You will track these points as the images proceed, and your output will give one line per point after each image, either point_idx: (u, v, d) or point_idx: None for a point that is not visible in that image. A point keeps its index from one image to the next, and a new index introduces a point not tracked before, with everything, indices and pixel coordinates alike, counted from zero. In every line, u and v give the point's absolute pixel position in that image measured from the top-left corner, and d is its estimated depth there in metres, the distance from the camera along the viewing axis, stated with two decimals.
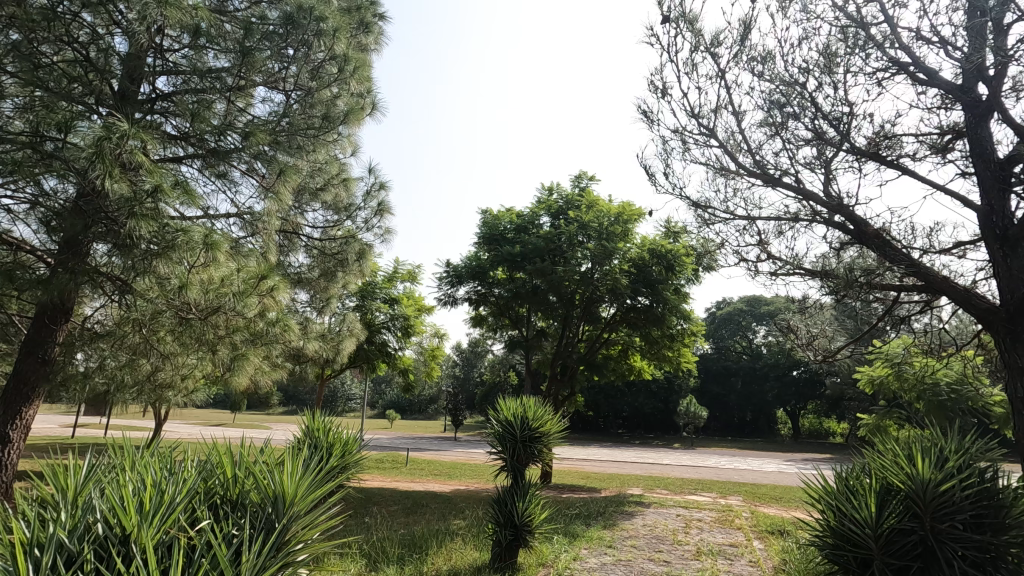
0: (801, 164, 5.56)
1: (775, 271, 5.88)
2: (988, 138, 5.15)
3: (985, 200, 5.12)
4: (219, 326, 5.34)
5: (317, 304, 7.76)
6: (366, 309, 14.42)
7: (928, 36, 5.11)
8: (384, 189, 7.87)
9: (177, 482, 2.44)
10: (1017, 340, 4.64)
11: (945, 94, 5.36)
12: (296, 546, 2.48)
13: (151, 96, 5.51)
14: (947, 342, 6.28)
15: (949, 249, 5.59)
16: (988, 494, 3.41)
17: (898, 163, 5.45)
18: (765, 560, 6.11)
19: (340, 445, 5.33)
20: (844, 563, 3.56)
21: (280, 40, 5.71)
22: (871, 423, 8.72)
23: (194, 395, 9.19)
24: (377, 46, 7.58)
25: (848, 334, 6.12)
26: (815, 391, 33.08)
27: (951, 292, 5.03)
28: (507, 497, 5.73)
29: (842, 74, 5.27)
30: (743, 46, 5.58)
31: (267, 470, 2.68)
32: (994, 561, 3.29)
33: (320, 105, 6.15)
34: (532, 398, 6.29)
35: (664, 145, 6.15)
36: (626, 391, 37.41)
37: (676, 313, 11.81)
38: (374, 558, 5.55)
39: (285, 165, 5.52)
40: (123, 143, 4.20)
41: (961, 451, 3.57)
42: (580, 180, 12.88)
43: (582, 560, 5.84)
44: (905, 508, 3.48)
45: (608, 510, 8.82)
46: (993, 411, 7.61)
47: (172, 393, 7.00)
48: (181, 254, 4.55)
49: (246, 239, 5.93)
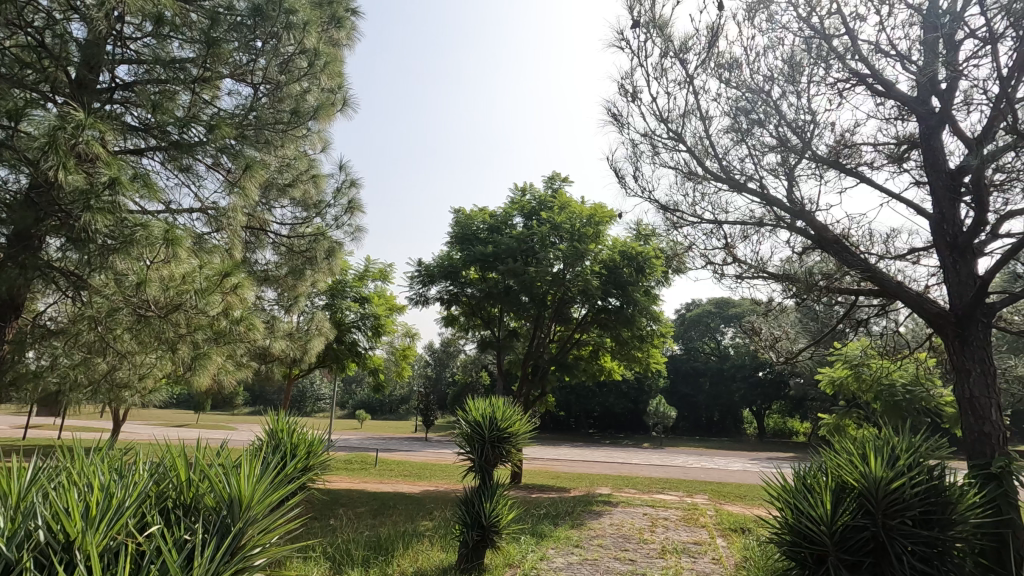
0: (766, 170, 5.70)
1: (740, 275, 6.01)
2: (941, 149, 5.37)
3: (937, 208, 5.33)
4: (180, 325, 5.17)
5: (285, 303, 7.62)
6: (336, 308, 14.18)
7: (886, 49, 5.29)
8: (355, 187, 7.76)
9: (126, 485, 2.37)
10: (964, 342, 4.86)
11: (901, 105, 5.56)
12: (252, 551, 2.41)
13: (110, 86, 5.27)
14: (901, 344, 6.53)
15: (904, 255, 5.81)
16: (935, 491, 3.57)
17: (857, 171, 5.64)
18: (727, 557, 6.24)
19: (304, 446, 5.22)
20: (801, 560, 3.63)
21: (248, 32, 5.55)
22: (830, 424, 8.96)
23: (153, 396, 8.87)
24: (348, 41, 7.44)
25: (810, 336, 6.29)
26: (779, 391, 33.97)
27: (904, 297, 5.22)
28: (474, 497, 5.72)
29: (806, 84, 5.41)
30: (710, 53, 5.68)
31: (222, 473, 2.60)
32: (941, 556, 3.44)
33: (288, 100, 6.08)
34: (501, 398, 6.26)
35: (634, 149, 6.22)
36: (597, 392, 37.77)
37: (645, 314, 11.94)
38: (339, 560, 5.48)
39: (251, 160, 5.36)
40: (79, 134, 4.04)
41: (911, 449, 3.72)
42: (553, 180, 12.92)
43: (548, 560, 5.86)
44: (858, 505, 3.59)
45: (577, 510, 8.86)
46: (945, 410, 7.94)
47: (129, 394, 6.74)
48: (140, 249, 4.36)
49: (211, 235, 5.76)
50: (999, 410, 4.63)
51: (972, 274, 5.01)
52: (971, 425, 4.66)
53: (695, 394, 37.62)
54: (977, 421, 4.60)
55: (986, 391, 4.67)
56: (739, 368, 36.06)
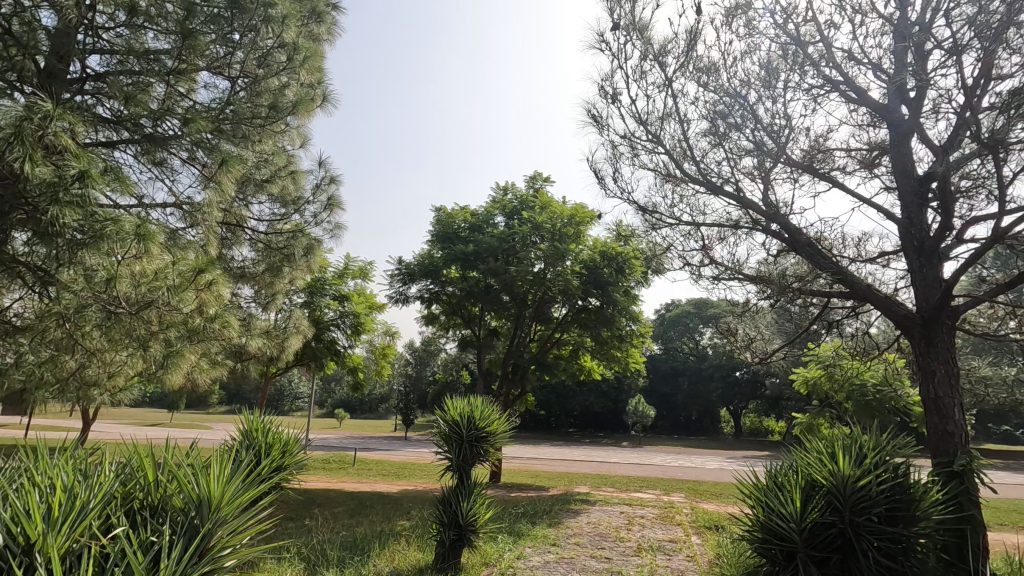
0: (742, 174, 5.79)
1: (716, 276, 6.10)
2: (909, 156, 5.52)
3: (905, 213, 5.47)
4: (152, 321, 5.05)
5: (262, 300, 7.52)
6: (315, 306, 14.04)
7: (859, 57, 5.41)
8: (335, 183, 7.68)
9: (91, 486, 2.33)
10: (930, 344, 5.00)
11: (872, 112, 5.70)
12: (221, 552, 2.36)
13: (81, 76, 5.14)
14: (872, 346, 6.70)
15: (875, 258, 5.97)
16: (900, 489, 3.66)
17: (830, 176, 5.77)
18: (701, 555, 6.32)
19: (279, 445, 5.15)
20: (771, 556, 3.69)
21: (226, 25, 5.42)
22: (804, 423, 9.09)
23: (124, 395, 8.69)
24: (329, 36, 7.32)
25: (785, 337, 6.42)
26: (755, 391, 34.64)
27: (873, 300, 5.34)
28: (451, 497, 5.72)
29: (781, 89, 5.51)
30: (689, 57, 5.75)
31: (192, 473, 2.56)
32: (905, 551, 3.53)
33: (267, 94, 5.99)
34: (480, 397, 6.24)
35: (614, 150, 6.26)
36: (577, 391, 37.96)
37: (625, 314, 12.04)
38: (314, 561, 5.41)
39: (227, 155, 5.23)
40: (47, 125, 3.94)
41: (878, 448, 3.83)
42: (535, 180, 12.93)
43: (525, 559, 5.88)
44: (826, 503, 3.67)
45: (555, 509, 8.88)
46: (913, 410, 8.14)
47: (99, 392, 6.59)
48: (110, 244, 4.26)
49: (185, 231, 5.58)
50: (961, 410, 4.76)
51: (938, 278, 5.16)
52: (935, 424, 4.81)
53: (674, 393, 38.09)
54: (941, 420, 4.73)
55: (950, 391, 4.80)
56: (717, 368, 36.55)
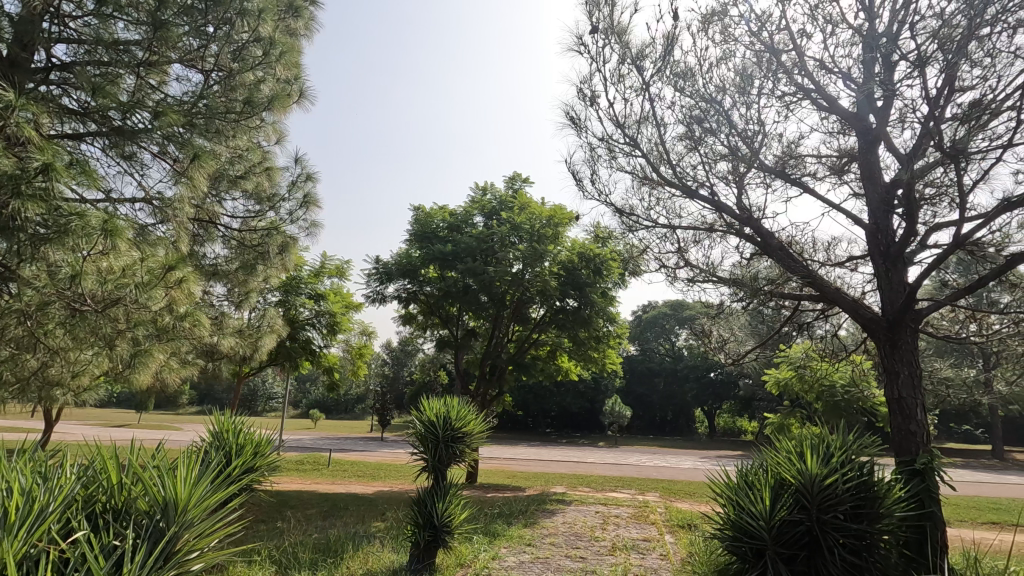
0: (717, 178, 5.88)
1: (691, 278, 6.19)
2: (876, 164, 5.68)
3: (872, 219, 5.63)
4: (118, 320, 4.91)
5: (235, 298, 7.38)
6: (291, 305, 13.79)
7: (830, 66, 5.54)
8: (311, 181, 7.57)
9: (51, 489, 2.26)
10: (894, 346, 5.14)
11: (843, 120, 5.85)
12: (188, 555, 2.31)
13: (46, 65, 4.98)
14: (841, 347, 6.88)
15: (843, 263, 6.13)
16: (865, 486, 3.75)
17: (801, 182, 5.90)
18: (674, 553, 6.40)
19: (251, 446, 5.05)
20: (741, 554, 3.79)
21: (200, 17, 5.31)
22: (775, 423, 9.26)
23: (89, 395, 8.41)
24: (307, 31, 7.20)
25: (757, 339, 6.54)
26: (729, 391, 35.22)
27: (842, 303, 5.48)
28: (427, 497, 5.69)
29: (756, 96, 5.61)
30: (666, 62, 5.82)
31: (157, 475, 2.50)
32: (869, 548, 3.61)
33: (242, 89, 5.89)
34: (456, 398, 6.22)
35: (592, 152, 6.30)
36: (554, 391, 38.08)
37: (602, 315, 12.14)
38: (286, 564, 5.31)
39: (200, 149, 5.12)
40: (9, 115, 3.86)
41: (844, 447, 3.91)
42: (514, 181, 12.94)
43: (500, 560, 5.88)
44: (794, 501, 3.76)
45: (530, 510, 8.89)
46: (880, 410, 8.36)
47: (62, 393, 6.38)
48: (75, 240, 4.14)
49: (156, 227, 5.40)
50: (923, 410, 4.92)
51: (903, 282, 5.32)
52: (899, 424, 4.95)
53: (649, 394, 38.52)
54: (905, 421, 4.87)
55: (913, 392, 4.95)
56: (692, 369, 37.07)
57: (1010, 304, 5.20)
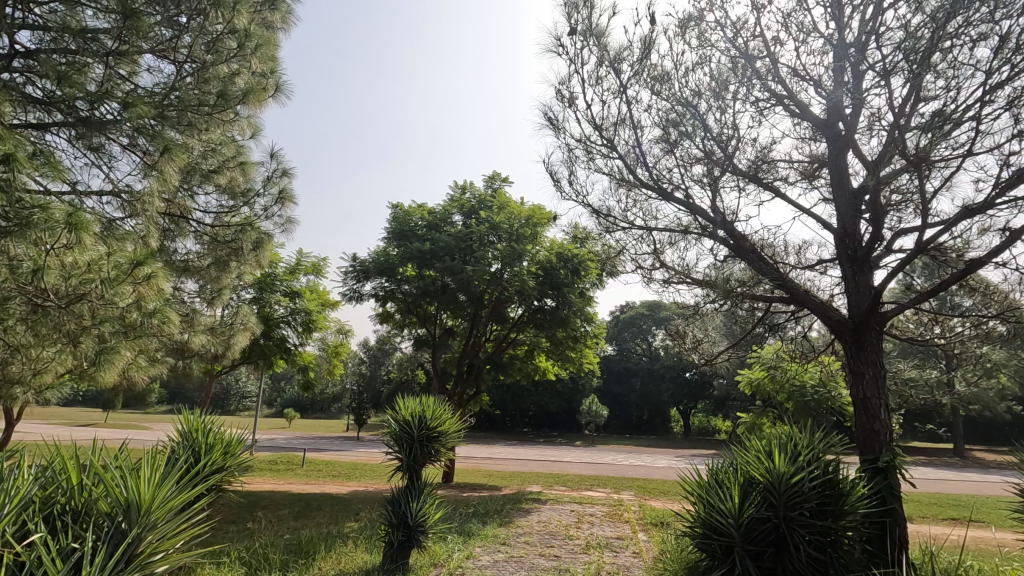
0: (692, 181, 5.96)
1: (667, 279, 6.27)
2: (845, 170, 5.82)
3: (841, 223, 5.77)
4: (83, 316, 4.75)
5: (207, 295, 7.23)
6: (264, 303, 13.57)
7: (802, 74, 5.66)
8: (287, 177, 7.46)
9: (6, 491, 2.19)
10: (860, 347, 5.29)
11: (813, 126, 5.99)
12: (153, 557, 2.26)
13: (9, 53, 4.81)
14: (811, 349, 7.03)
15: (813, 266, 6.27)
16: (831, 484, 3.83)
17: (773, 186, 6.02)
18: (646, 551, 6.48)
19: (221, 446, 4.95)
20: (711, 551, 3.89)
21: (172, 7, 5.19)
22: (748, 422, 9.43)
23: (51, 393, 8.17)
24: (284, 24, 7.04)
25: (729, 340, 6.67)
26: (703, 391, 35.79)
27: (811, 304, 5.61)
28: (400, 497, 5.61)
29: (730, 101, 5.71)
30: (643, 65, 5.89)
31: (120, 476, 2.44)
32: (833, 544, 3.71)
33: (215, 81, 5.74)
34: (432, 397, 6.20)
35: (570, 153, 6.34)
36: (532, 391, 38.16)
37: (579, 316, 12.20)
38: (256, 566, 5.22)
39: (171, 142, 4.96)
40: None
41: (811, 446, 4.00)
42: (493, 180, 12.93)
43: (474, 559, 5.89)
44: (762, 498, 3.84)
45: (506, 509, 8.86)
46: (847, 410, 8.58)
47: (23, 391, 6.17)
48: (38, 233, 3.99)
49: (125, 221, 5.26)
50: (887, 410, 5.06)
51: (869, 284, 5.47)
52: (864, 423, 5.08)
53: (626, 393, 38.86)
54: (869, 420, 5.01)
55: (877, 392, 5.09)
56: (669, 368, 37.51)
57: (970, 307, 5.34)
